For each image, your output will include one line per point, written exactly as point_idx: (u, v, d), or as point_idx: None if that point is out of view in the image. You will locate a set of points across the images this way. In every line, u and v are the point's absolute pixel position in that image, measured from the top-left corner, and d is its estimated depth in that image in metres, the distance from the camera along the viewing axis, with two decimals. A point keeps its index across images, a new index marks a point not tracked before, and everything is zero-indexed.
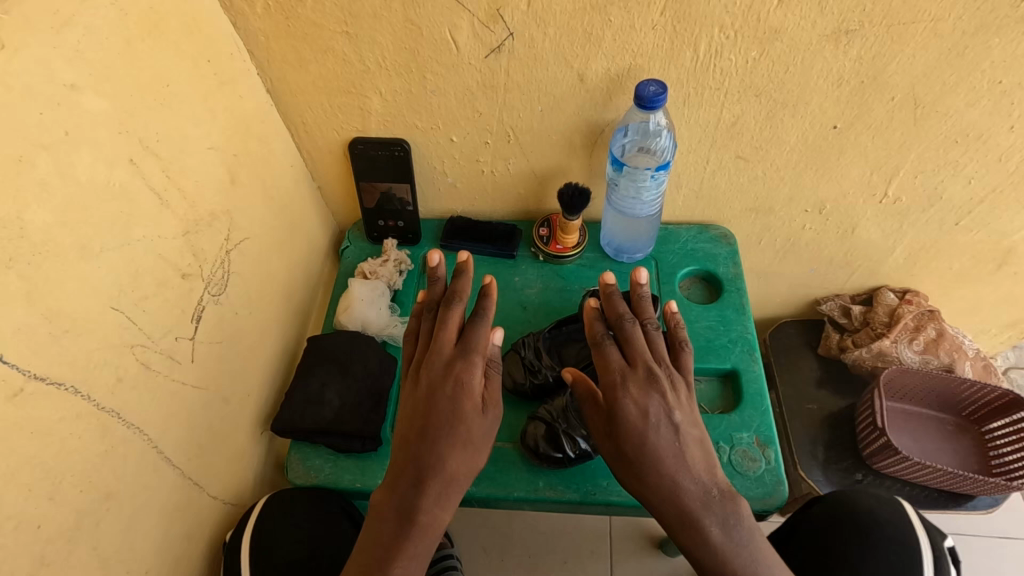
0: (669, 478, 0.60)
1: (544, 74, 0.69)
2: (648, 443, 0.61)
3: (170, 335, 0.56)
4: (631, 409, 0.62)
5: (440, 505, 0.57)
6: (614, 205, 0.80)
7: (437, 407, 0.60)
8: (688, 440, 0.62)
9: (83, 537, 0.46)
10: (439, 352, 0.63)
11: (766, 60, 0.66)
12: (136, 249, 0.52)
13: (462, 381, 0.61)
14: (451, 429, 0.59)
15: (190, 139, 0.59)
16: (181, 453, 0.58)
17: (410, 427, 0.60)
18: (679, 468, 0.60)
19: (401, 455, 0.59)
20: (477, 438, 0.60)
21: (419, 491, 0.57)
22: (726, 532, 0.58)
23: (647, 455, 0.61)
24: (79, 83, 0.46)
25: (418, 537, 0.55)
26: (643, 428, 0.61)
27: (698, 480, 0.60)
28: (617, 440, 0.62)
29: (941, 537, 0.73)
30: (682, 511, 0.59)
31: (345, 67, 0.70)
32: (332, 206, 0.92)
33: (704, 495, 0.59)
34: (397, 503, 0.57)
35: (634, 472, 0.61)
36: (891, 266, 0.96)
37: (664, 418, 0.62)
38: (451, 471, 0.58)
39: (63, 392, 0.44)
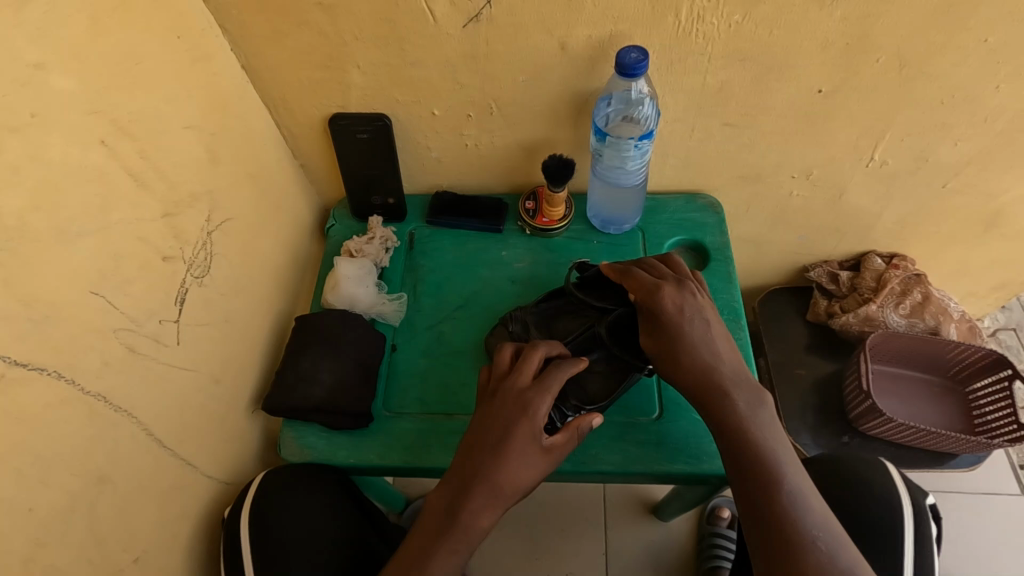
0: (704, 361, 0.62)
1: (526, 43, 0.68)
2: (684, 332, 0.64)
3: (155, 319, 0.56)
4: (666, 305, 0.65)
5: (484, 511, 0.59)
6: (600, 175, 0.78)
7: (498, 429, 0.62)
8: (716, 332, 0.64)
9: (78, 518, 0.47)
10: (513, 384, 0.64)
11: (750, 23, 0.64)
12: (115, 232, 0.51)
13: (529, 411, 0.62)
14: (518, 446, 0.61)
15: (165, 118, 0.58)
16: (173, 434, 0.58)
17: (483, 431, 0.62)
18: (713, 357, 0.63)
19: (458, 465, 0.62)
20: (539, 464, 0.61)
21: (465, 494, 0.60)
22: (751, 409, 0.60)
23: (684, 342, 0.63)
24: (45, 62, 0.45)
25: (461, 533, 0.59)
26: (678, 320, 0.64)
27: (728, 364, 0.63)
28: (656, 335, 0.64)
29: (923, 494, 0.70)
30: (713, 388, 0.61)
31: (321, 41, 0.68)
32: (316, 185, 0.90)
33: (734, 374, 0.62)
34: (462, 501, 0.60)
35: (670, 361, 0.63)
36: (879, 231, 0.96)
37: (696, 312, 0.65)
38: (501, 486, 0.60)
39: (46, 377, 0.44)
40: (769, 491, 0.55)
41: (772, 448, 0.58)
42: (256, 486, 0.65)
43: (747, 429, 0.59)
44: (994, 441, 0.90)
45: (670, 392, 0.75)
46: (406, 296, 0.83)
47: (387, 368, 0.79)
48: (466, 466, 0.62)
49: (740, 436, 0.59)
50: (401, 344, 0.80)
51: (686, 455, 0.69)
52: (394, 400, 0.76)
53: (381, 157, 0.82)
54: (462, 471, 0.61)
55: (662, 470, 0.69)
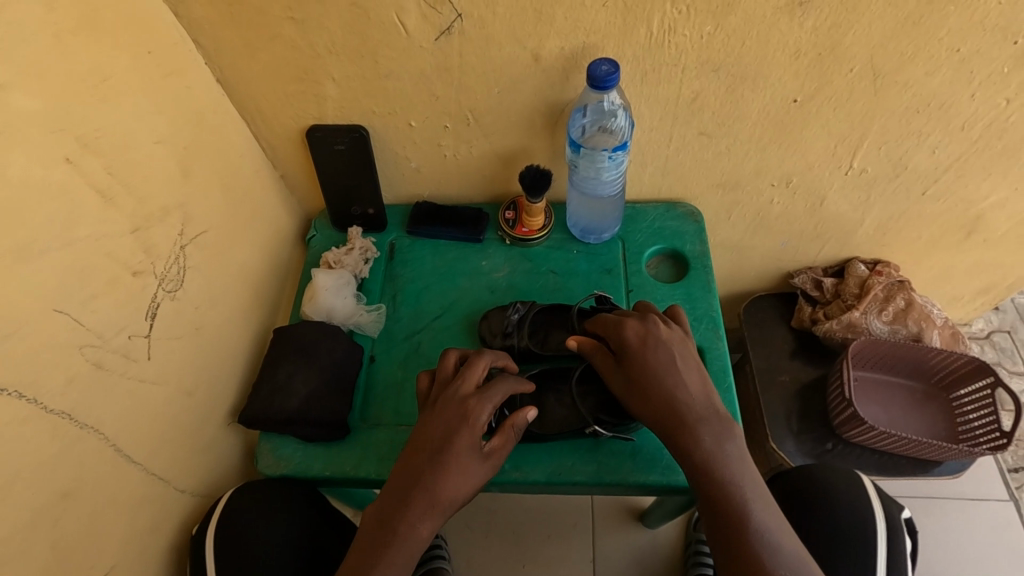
0: (669, 392, 0.62)
1: (499, 55, 0.68)
2: (648, 364, 0.64)
3: (123, 334, 0.56)
4: (630, 337, 0.66)
5: (424, 521, 0.60)
6: (577, 186, 0.78)
7: (440, 437, 0.63)
8: (684, 367, 0.64)
9: (40, 535, 0.47)
10: (456, 393, 0.65)
11: (721, 34, 0.65)
12: (81, 248, 0.51)
13: (470, 419, 0.63)
14: (459, 454, 0.62)
15: (134, 133, 0.58)
16: (142, 448, 0.58)
17: (424, 440, 0.63)
18: (679, 388, 0.62)
19: (401, 474, 0.63)
20: (476, 473, 0.62)
21: (406, 504, 0.60)
22: (718, 444, 0.60)
23: (653, 378, 0.63)
24: (5, 82, 0.45)
25: (401, 544, 0.59)
26: (642, 351, 0.65)
27: (695, 397, 0.62)
28: (624, 368, 0.65)
29: (898, 509, 0.70)
30: (677, 419, 0.61)
31: (294, 54, 0.68)
32: (297, 195, 0.91)
33: (702, 408, 0.62)
34: (405, 511, 0.60)
35: (637, 393, 0.63)
36: (861, 238, 0.96)
37: (661, 343, 0.65)
38: (440, 495, 0.61)
39: (7, 396, 0.44)
40: (743, 538, 0.55)
41: (740, 492, 0.57)
42: (228, 498, 0.66)
43: (721, 476, 0.58)
44: (977, 449, 0.90)
45: None
46: (385, 307, 0.83)
47: (365, 378, 0.79)
48: (409, 475, 0.62)
49: (704, 471, 0.58)
50: (379, 354, 0.80)
51: (661, 466, 0.69)
52: (371, 411, 0.76)
53: (359, 168, 0.82)
54: (406, 482, 0.62)
55: (636, 480, 0.68)
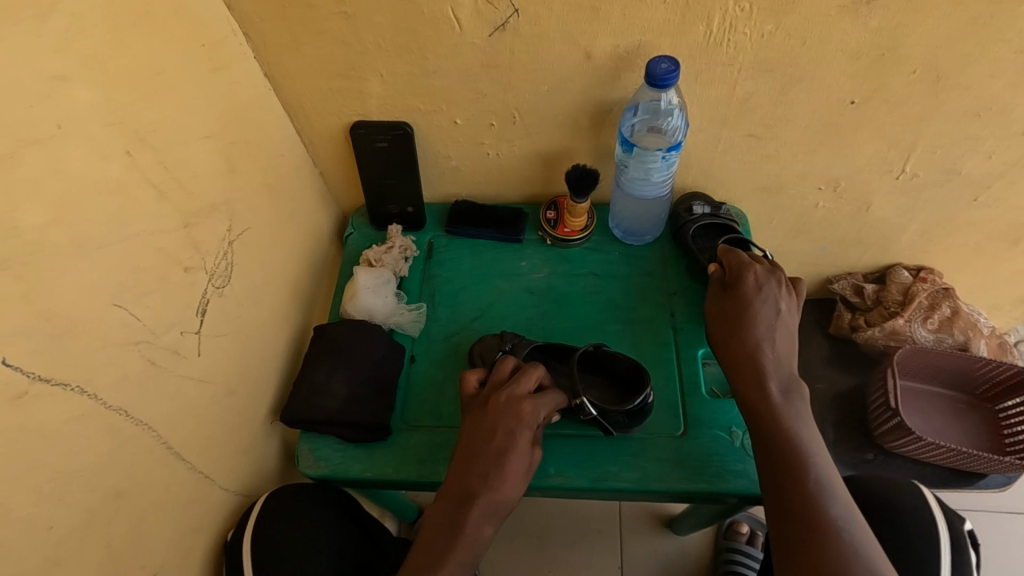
0: (756, 339, 0.66)
1: (550, 53, 0.66)
2: (749, 308, 0.68)
3: (174, 330, 0.55)
4: (749, 280, 0.69)
5: (484, 523, 0.59)
6: (624, 187, 0.77)
7: (492, 441, 0.62)
8: (778, 326, 0.67)
9: (95, 534, 0.46)
10: (513, 395, 0.64)
11: (781, 33, 0.63)
12: (136, 244, 0.50)
13: (523, 422, 0.63)
14: (513, 458, 0.61)
15: (185, 128, 0.57)
16: (188, 446, 0.57)
17: (482, 445, 0.62)
18: (769, 342, 0.66)
19: (453, 478, 0.62)
20: (523, 475, 0.62)
21: (463, 508, 0.60)
22: (787, 397, 0.62)
23: (749, 321, 0.67)
24: (67, 74, 0.44)
25: (462, 550, 0.58)
26: (752, 297, 0.68)
27: (778, 353, 0.65)
28: (726, 303, 0.70)
29: (961, 521, 0.67)
30: (754, 362, 0.64)
31: (342, 49, 0.67)
32: (334, 192, 0.90)
33: (780, 364, 0.64)
34: (467, 520, 0.59)
35: (725, 327, 0.68)
36: (904, 244, 0.94)
37: (775, 300, 0.68)
38: (497, 499, 0.60)
39: (68, 392, 0.43)
40: (815, 508, 0.55)
41: (801, 440, 0.59)
42: (262, 503, 0.65)
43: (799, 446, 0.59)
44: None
45: (695, 406, 0.72)
46: (425, 307, 0.82)
47: (405, 380, 0.78)
48: (466, 481, 0.61)
49: (764, 410, 0.61)
50: (419, 355, 0.79)
51: (705, 474, 0.67)
52: (411, 413, 0.75)
53: (400, 166, 0.81)
54: (465, 491, 0.60)
55: (682, 488, 0.66)
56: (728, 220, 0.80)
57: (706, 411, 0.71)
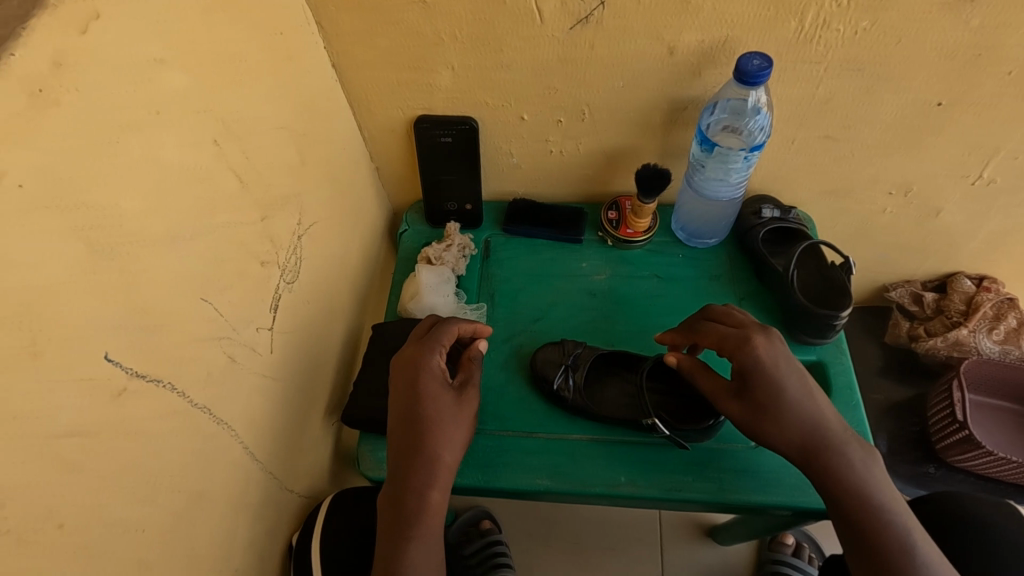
0: (808, 417, 0.57)
1: (631, 47, 0.64)
2: (782, 391, 0.58)
3: (251, 326, 0.53)
4: (763, 358, 0.59)
5: (429, 487, 0.58)
6: (694, 186, 0.75)
7: (433, 398, 0.61)
8: (808, 387, 0.58)
9: (180, 536, 0.44)
10: (440, 350, 0.64)
11: (876, 31, 0.61)
12: (221, 236, 0.49)
13: (416, 382, 0.61)
14: (455, 429, 0.61)
15: (264, 117, 0.55)
16: (259, 447, 0.55)
17: (432, 416, 0.60)
18: (818, 412, 0.58)
19: (400, 439, 0.60)
20: (457, 433, 0.61)
21: (406, 472, 0.58)
22: (864, 464, 0.56)
23: (788, 404, 0.57)
24: (166, 57, 0.42)
25: (421, 516, 0.56)
26: (774, 375, 0.58)
27: (829, 417, 0.58)
28: (745, 396, 0.59)
29: None
30: (817, 440, 0.56)
31: (416, 40, 0.65)
32: (387, 188, 0.88)
33: (838, 426, 0.58)
34: (424, 494, 0.57)
35: (756, 424, 0.58)
36: (969, 252, 0.91)
37: (784, 361, 0.59)
38: (440, 458, 0.59)
39: (161, 388, 0.41)
40: None
41: (892, 518, 0.53)
42: (325, 507, 0.64)
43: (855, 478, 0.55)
44: None
45: None
46: (485, 307, 0.79)
47: None
48: (410, 455, 0.59)
49: (848, 492, 0.55)
50: None
51: (783, 486, 0.65)
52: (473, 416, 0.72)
53: (461, 162, 0.79)
54: (420, 464, 0.58)
55: (761, 501, 0.64)
56: (797, 226, 0.77)
57: None
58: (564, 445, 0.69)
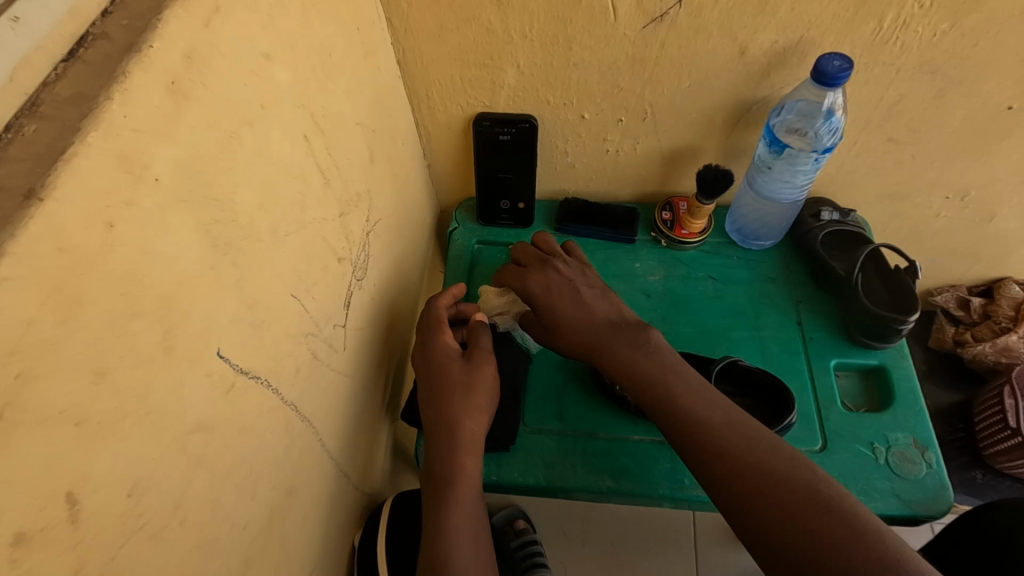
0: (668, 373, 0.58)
1: (704, 48, 0.64)
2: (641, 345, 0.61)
3: (330, 323, 0.53)
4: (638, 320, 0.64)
5: (454, 460, 0.58)
6: (756, 188, 0.75)
7: (432, 378, 0.63)
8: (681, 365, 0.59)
9: (274, 532, 0.44)
10: (437, 332, 0.66)
11: (955, 33, 0.60)
12: (310, 232, 0.48)
13: (430, 361, 0.64)
14: (475, 395, 0.61)
15: (345, 114, 0.55)
16: (334, 445, 0.55)
17: (443, 386, 0.62)
18: (673, 372, 0.58)
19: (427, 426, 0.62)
20: (467, 404, 0.61)
21: (432, 453, 0.60)
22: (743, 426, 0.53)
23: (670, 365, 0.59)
24: (272, 52, 0.42)
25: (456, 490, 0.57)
26: (617, 330, 0.63)
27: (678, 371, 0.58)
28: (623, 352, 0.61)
29: None
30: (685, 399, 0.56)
31: (487, 37, 0.65)
32: (438, 186, 0.88)
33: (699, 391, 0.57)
34: (454, 461, 0.58)
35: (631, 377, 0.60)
36: (1021, 258, 0.90)
37: (614, 314, 0.65)
38: (462, 432, 0.60)
39: (261, 385, 0.41)
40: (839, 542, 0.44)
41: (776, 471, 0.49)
42: (389, 506, 0.64)
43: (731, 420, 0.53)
44: None
45: (832, 420, 0.69)
46: None
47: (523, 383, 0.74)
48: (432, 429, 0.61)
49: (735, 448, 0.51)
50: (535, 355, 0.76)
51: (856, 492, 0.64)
52: (532, 415, 0.71)
53: (517, 160, 0.79)
54: (444, 438, 0.59)
55: None
56: (856, 229, 0.76)
57: (847, 425, 0.68)
58: (629, 448, 0.68)
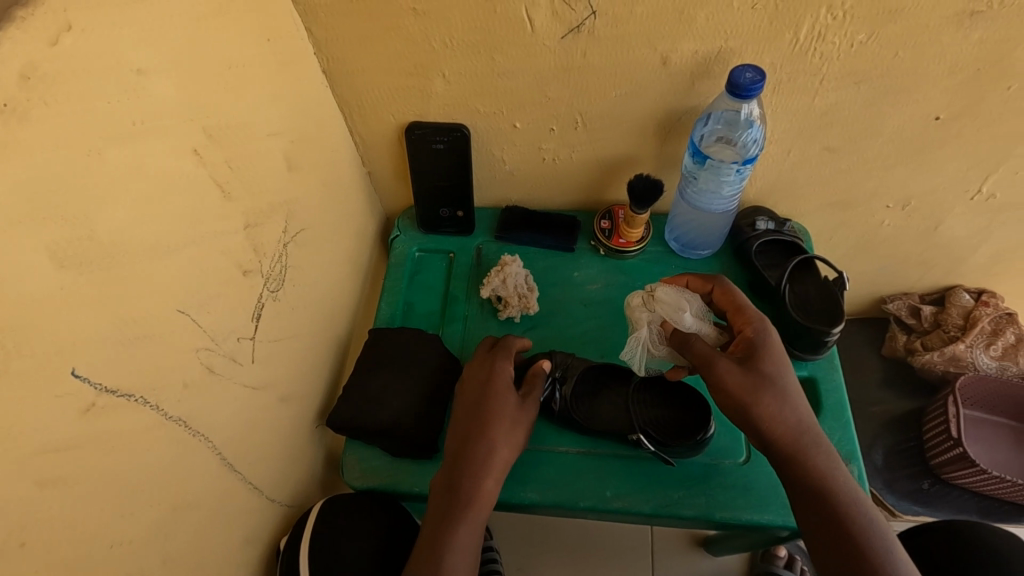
0: (796, 417, 0.56)
1: (626, 57, 0.63)
2: (753, 381, 0.57)
3: (232, 336, 0.53)
4: (767, 347, 0.59)
5: (485, 475, 0.58)
6: (687, 199, 0.75)
7: (473, 396, 0.62)
8: (796, 402, 0.57)
9: (156, 549, 0.44)
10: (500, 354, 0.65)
11: (874, 43, 0.59)
12: (202, 246, 0.48)
13: (495, 382, 0.63)
14: (519, 428, 0.61)
15: (253, 126, 0.55)
16: (242, 459, 0.55)
17: (489, 411, 0.61)
18: (795, 414, 0.57)
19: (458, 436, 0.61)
20: (511, 434, 0.61)
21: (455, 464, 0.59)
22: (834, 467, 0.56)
23: (784, 398, 0.57)
24: (146, 67, 0.41)
25: (467, 507, 0.56)
26: (753, 357, 0.59)
27: (796, 415, 0.57)
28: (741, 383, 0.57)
29: None
30: (790, 443, 0.56)
31: (410, 47, 0.64)
32: (381, 194, 0.87)
33: (804, 433, 0.57)
34: (478, 481, 0.58)
35: (742, 411, 0.57)
36: (971, 266, 0.90)
37: (757, 339, 0.60)
38: (498, 455, 0.59)
39: (134, 402, 0.41)
40: None
41: (860, 522, 0.53)
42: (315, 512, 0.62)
43: (820, 447, 0.57)
44: None
45: None
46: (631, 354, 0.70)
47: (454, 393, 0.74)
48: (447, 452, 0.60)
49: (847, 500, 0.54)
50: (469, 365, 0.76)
51: (778, 504, 0.64)
52: None
53: (454, 169, 0.79)
54: (473, 455, 0.59)
55: (750, 520, 0.64)
56: (792, 239, 0.76)
57: None
58: (554, 459, 0.68)
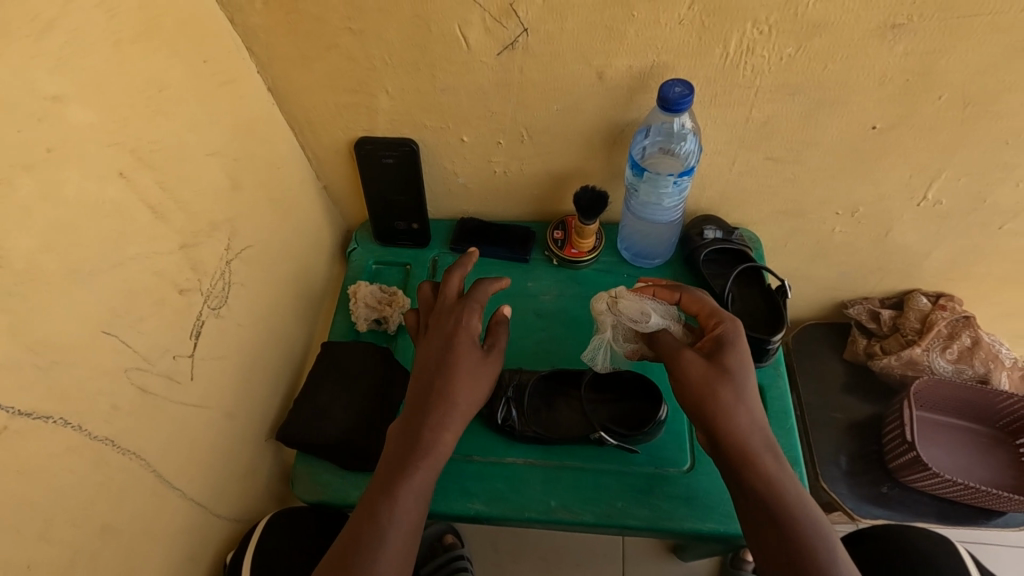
0: (748, 415, 0.57)
1: (563, 73, 0.64)
2: (714, 375, 0.58)
3: (168, 355, 0.53)
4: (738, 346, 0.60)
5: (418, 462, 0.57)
6: (633, 210, 0.76)
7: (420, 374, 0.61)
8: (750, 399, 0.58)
9: (80, 568, 0.44)
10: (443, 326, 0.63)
11: (803, 57, 0.60)
12: (131, 267, 0.49)
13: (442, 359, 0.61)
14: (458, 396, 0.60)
15: (189, 147, 0.56)
16: (181, 475, 0.56)
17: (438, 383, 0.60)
18: (745, 410, 0.57)
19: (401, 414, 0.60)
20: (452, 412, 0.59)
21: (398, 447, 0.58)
22: (779, 466, 0.55)
23: (741, 395, 0.57)
24: (63, 94, 0.42)
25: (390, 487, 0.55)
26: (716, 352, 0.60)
27: (751, 415, 0.57)
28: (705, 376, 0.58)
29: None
30: (742, 439, 0.56)
31: (351, 65, 0.65)
32: (339, 207, 0.88)
33: (760, 435, 0.56)
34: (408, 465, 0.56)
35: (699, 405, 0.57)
36: (926, 270, 0.90)
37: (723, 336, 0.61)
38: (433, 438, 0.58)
39: (52, 425, 0.42)
40: None
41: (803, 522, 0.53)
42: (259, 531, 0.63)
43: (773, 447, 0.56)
44: None
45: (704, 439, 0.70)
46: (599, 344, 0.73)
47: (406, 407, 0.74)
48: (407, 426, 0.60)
49: (791, 499, 0.54)
50: None
51: (720, 512, 0.65)
52: None
53: (406, 182, 0.79)
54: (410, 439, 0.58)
55: (694, 528, 0.64)
56: (740, 247, 0.77)
57: None
58: (502, 470, 0.68)
